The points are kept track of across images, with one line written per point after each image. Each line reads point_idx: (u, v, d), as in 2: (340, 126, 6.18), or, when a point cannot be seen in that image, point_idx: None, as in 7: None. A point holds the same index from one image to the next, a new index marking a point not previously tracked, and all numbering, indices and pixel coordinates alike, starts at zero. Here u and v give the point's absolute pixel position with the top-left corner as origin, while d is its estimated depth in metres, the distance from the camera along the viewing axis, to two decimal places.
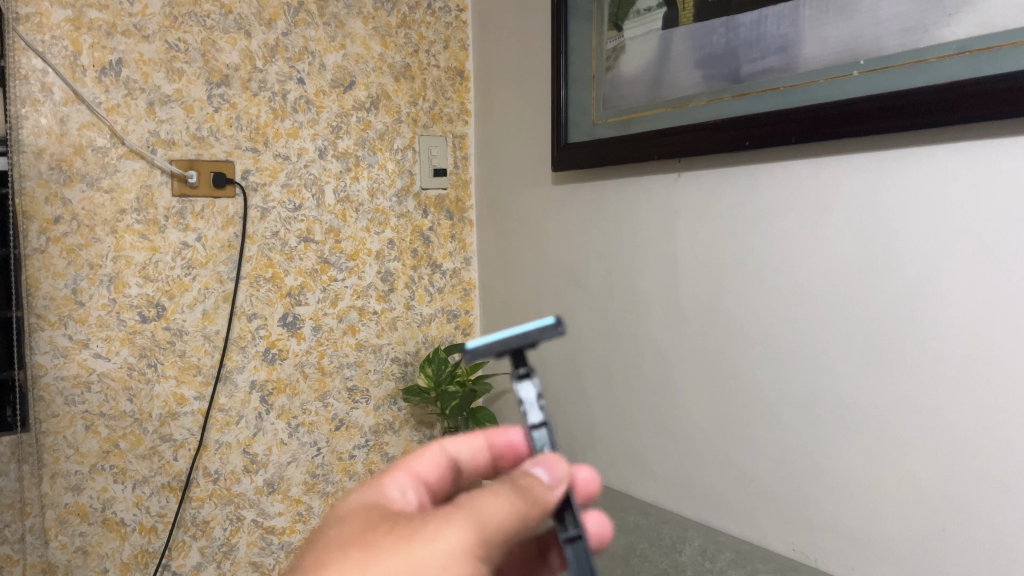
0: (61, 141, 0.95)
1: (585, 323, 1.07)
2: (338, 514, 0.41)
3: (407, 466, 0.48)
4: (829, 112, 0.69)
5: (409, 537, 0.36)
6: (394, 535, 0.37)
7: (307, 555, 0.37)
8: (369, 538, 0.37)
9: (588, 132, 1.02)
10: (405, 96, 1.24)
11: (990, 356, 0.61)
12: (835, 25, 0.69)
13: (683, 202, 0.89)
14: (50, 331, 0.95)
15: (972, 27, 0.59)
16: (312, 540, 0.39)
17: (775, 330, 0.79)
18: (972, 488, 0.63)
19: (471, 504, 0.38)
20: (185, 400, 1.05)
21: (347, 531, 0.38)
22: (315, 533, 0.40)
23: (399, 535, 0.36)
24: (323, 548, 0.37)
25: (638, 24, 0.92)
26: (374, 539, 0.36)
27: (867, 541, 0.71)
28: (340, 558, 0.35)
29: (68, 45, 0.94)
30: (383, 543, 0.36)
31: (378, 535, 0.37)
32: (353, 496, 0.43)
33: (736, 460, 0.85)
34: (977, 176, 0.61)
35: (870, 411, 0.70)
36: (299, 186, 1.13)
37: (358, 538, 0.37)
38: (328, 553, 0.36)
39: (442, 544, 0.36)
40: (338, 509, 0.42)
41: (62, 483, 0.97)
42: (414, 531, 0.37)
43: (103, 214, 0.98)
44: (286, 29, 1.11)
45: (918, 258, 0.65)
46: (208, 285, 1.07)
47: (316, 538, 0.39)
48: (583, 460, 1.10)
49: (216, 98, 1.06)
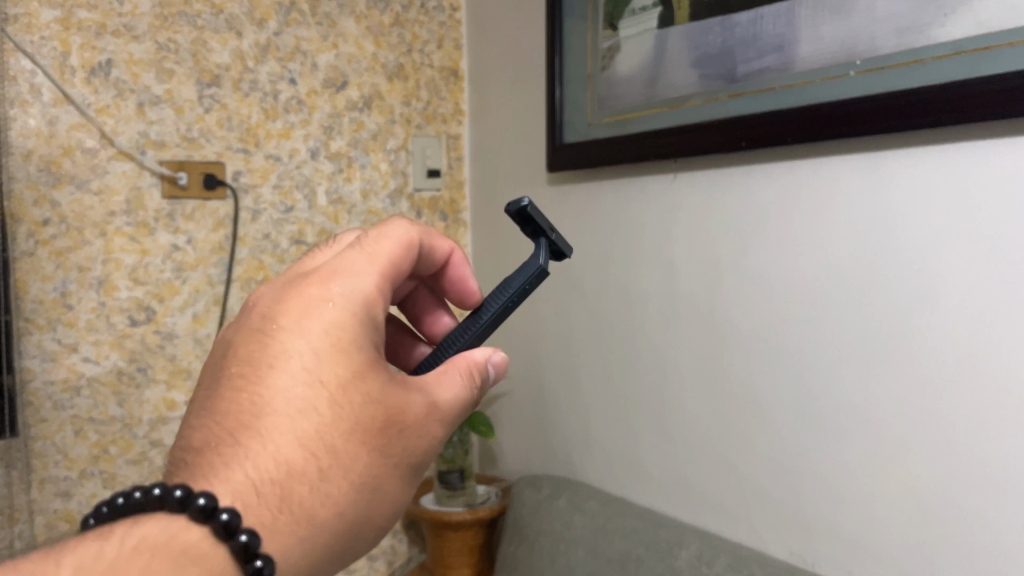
0: (50, 143, 0.94)
1: (580, 325, 1.06)
2: (315, 374, 0.44)
3: (375, 272, 0.49)
4: (824, 112, 0.68)
5: (401, 461, 0.46)
6: (396, 442, 0.46)
7: (306, 459, 0.42)
8: (368, 453, 0.44)
9: (583, 133, 1.01)
10: (398, 96, 1.23)
11: (990, 354, 0.59)
12: (831, 25, 0.68)
13: (679, 202, 0.88)
14: (39, 335, 0.94)
15: (968, 28, 0.58)
16: (302, 422, 0.43)
17: (772, 331, 0.77)
18: (974, 493, 0.61)
19: (441, 419, 0.49)
20: (175, 404, 1.05)
21: (346, 437, 0.44)
22: (296, 400, 0.43)
23: (394, 456, 0.46)
24: (330, 462, 0.43)
25: (633, 23, 0.91)
26: (371, 452, 0.45)
27: (866, 547, 0.70)
28: (351, 487, 0.44)
29: (57, 45, 0.93)
30: (381, 467, 0.45)
31: (370, 448, 0.45)
32: (320, 331, 0.45)
33: (733, 463, 0.83)
34: (976, 173, 0.60)
35: (869, 413, 0.69)
36: (291, 187, 1.12)
37: (358, 456, 0.44)
38: (336, 471, 0.43)
39: (419, 464, 0.48)
40: (314, 357, 0.44)
41: (51, 489, 0.96)
42: (405, 451, 0.46)
43: (92, 216, 0.97)
44: (278, 28, 1.10)
45: (916, 261, 0.64)
46: (198, 288, 1.05)
47: (304, 426, 0.43)
48: (579, 465, 1.08)
49: (207, 99, 1.04)
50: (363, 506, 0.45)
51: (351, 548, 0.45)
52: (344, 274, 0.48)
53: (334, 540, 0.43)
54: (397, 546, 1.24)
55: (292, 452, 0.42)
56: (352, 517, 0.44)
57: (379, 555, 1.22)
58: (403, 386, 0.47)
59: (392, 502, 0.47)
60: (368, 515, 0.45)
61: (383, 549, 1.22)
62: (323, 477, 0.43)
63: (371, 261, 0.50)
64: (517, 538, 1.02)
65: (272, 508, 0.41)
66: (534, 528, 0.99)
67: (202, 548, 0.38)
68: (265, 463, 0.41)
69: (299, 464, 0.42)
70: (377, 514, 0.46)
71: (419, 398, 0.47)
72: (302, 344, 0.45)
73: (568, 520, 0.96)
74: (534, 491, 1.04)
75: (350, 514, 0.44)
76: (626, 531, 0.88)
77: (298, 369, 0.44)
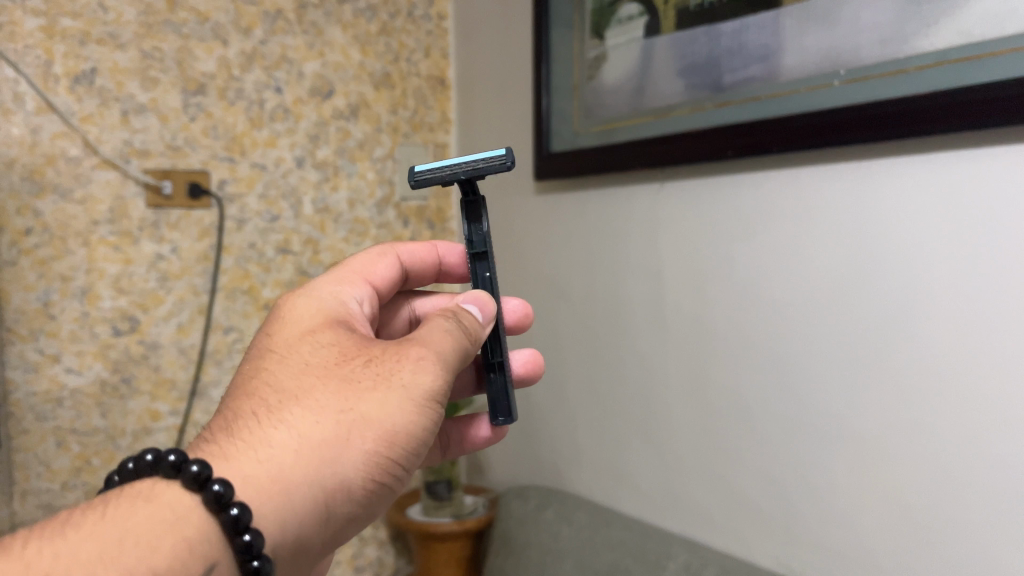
0: (33, 152, 0.93)
1: (568, 335, 1.05)
2: (270, 351, 0.51)
3: (328, 289, 0.58)
4: (812, 120, 0.68)
5: (376, 385, 0.47)
6: (361, 374, 0.48)
7: (259, 404, 0.47)
8: (326, 383, 0.47)
9: (570, 141, 1.00)
10: (385, 105, 1.22)
11: (968, 382, 0.60)
12: (815, 35, 0.68)
13: (666, 213, 0.87)
14: (21, 345, 0.93)
15: (950, 37, 0.58)
16: (256, 383, 0.49)
17: (757, 338, 0.77)
18: (959, 502, 0.61)
19: (421, 348, 0.49)
20: (159, 415, 1.04)
21: (295, 379, 0.48)
22: (253, 373, 0.50)
23: (364, 383, 0.47)
24: (282, 397, 0.47)
25: (620, 32, 0.90)
26: (331, 383, 0.47)
27: (852, 557, 0.69)
28: (310, 410, 0.46)
29: (41, 53, 0.92)
30: (350, 392, 0.47)
31: (330, 382, 0.47)
32: (281, 328, 0.53)
33: (721, 473, 0.83)
34: (959, 185, 0.60)
35: (855, 422, 0.68)
36: (277, 197, 1.12)
37: (314, 387, 0.47)
38: (291, 403, 0.46)
39: (411, 390, 0.48)
40: (275, 341, 0.52)
41: (33, 501, 0.95)
42: (377, 376, 0.48)
43: (75, 225, 0.96)
44: (264, 37, 1.09)
45: (900, 269, 0.64)
46: (182, 298, 1.04)
47: (259, 383, 0.48)
48: (567, 475, 1.08)
49: (192, 107, 1.03)
50: (339, 428, 0.45)
51: (349, 477, 0.45)
52: (304, 293, 0.58)
53: (309, 460, 0.44)
54: (383, 559, 1.23)
55: (246, 403, 0.47)
56: (327, 439, 0.45)
57: (366, 566, 1.21)
58: (368, 345, 0.51)
59: (385, 427, 0.46)
60: (352, 440, 0.45)
61: (370, 561, 1.21)
62: (279, 408, 0.46)
63: (334, 283, 0.60)
64: (504, 551, 1.01)
65: (227, 442, 0.45)
66: (521, 540, 0.98)
67: (158, 490, 0.43)
68: (226, 420, 0.47)
69: (249, 408, 0.47)
70: (367, 439, 0.46)
71: (384, 345, 0.50)
72: (266, 339, 0.53)
73: (555, 532, 0.95)
74: (521, 502, 1.04)
75: (320, 433, 0.45)
76: (614, 543, 0.87)
77: (260, 357, 0.51)
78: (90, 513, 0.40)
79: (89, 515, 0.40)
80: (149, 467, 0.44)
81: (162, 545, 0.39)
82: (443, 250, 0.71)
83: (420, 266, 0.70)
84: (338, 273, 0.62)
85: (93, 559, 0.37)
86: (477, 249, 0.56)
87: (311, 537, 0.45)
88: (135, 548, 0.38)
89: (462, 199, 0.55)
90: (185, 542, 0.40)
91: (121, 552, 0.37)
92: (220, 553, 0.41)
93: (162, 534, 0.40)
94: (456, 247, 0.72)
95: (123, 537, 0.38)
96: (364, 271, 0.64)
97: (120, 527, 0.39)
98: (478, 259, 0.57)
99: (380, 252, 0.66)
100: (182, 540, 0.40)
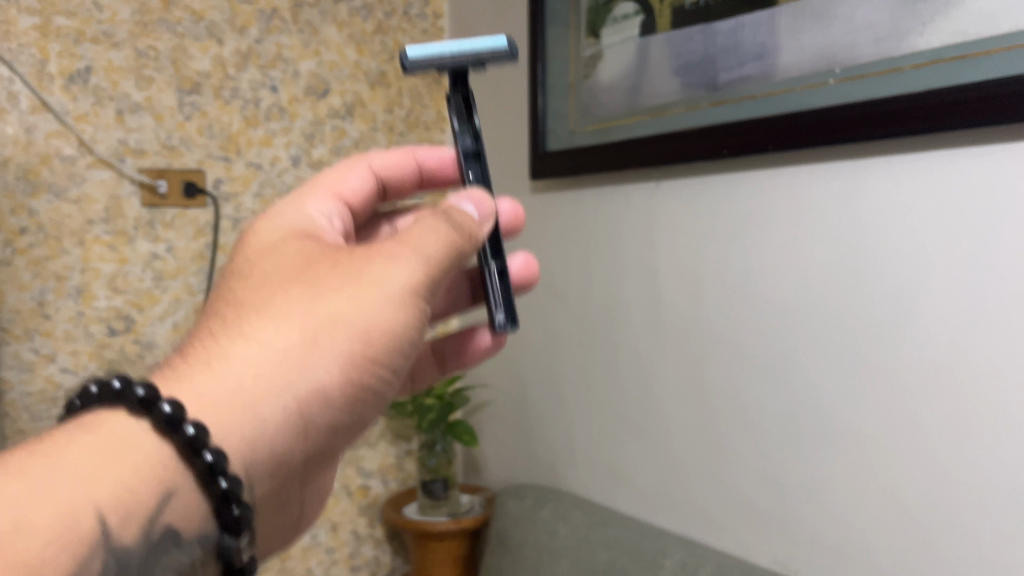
0: (28, 151, 0.93)
1: (565, 334, 1.05)
2: (233, 273, 0.49)
3: (297, 210, 0.56)
4: (808, 118, 0.68)
5: (340, 287, 0.45)
6: (326, 278, 0.45)
7: (219, 321, 0.44)
8: (287, 289, 0.45)
9: (566, 140, 1.00)
10: (381, 104, 1.22)
11: (962, 379, 0.60)
12: (810, 34, 0.68)
13: (663, 212, 0.87)
14: (16, 345, 0.93)
15: (945, 36, 0.59)
16: (218, 304, 0.46)
17: (753, 337, 0.77)
18: (955, 500, 0.61)
19: (392, 246, 0.47)
20: None
21: (255, 291, 0.45)
22: (216, 296, 0.47)
23: (328, 286, 0.45)
24: (243, 311, 0.44)
25: (616, 31, 0.90)
26: (295, 288, 0.45)
27: (849, 555, 0.69)
28: (271, 317, 0.43)
29: (35, 52, 0.92)
30: (314, 296, 0.44)
31: (291, 288, 0.45)
32: (244, 249, 0.51)
33: (717, 471, 0.83)
34: (954, 184, 0.60)
35: (851, 418, 0.69)
36: (273, 196, 1.12)
37: (275, 295, 0.45)
38: (252, 314, 0.44)
39: (385, 286, 0.46)
40: (237, 262, 0.50)
41: None
42: (342, 279, 0.46)
43: (70, 224, 0.96)
44: (259, 36, 1.09)
45: (897, 267, 0.64)
46: (178, 297, 1.04)
47: (219, 302, 0.46)
48: (563, 474, 1.08)
49: (187, 106, 1.03)
50: (308, 331, 0.43)
51: (321, 382, 0.43)
52: (270, 216, 0.55)
53: (273, 368, 0.42)
54: (380, 558, 1.23)
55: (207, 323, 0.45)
56: (295, 340, 0.43)
57: (362, 566, 1.21)
58: (332, 252, 0.48)
59: (355, 328, 0.44)
60: (320, 343, 0.43)
61: (366, 560, 1.22)
62: (240, 320, 0.43)
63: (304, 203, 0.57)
64: (500, 550, 1.01)
65: (187, 362, 0.43)
66: (517, 539, 0.98)
67: (100, 419, 0.39)
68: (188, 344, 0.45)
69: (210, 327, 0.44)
70: (336, 339, 0.44)
71: (350, 251, 0.48)
72: (229, 263, 0.51)
73: (552, 531, 0.95)
74: (518, 501, 1.04)
75: (284, 340, 0.43)
76: (610, 542, 0.87)
77: (223, 281, 0.49)
78: (19, 449, 0.36)
79: (17, 452, 0.36)
80: (83, 403, 0.40)
81: (105, 477, 0.36)
82: (419, 155, 0.69)
83: (397, 176, 0.67)
84: (306, 190, 0.60)
85: (23, 495, 0.33)
86: (468, 145, 0.52)
87: (287, 452, 0.43)
88: (74, 480, 0.35)
89: (450, 88, 0.51)
90: (135, 471, 0.37)
91: (56, 489, 0.34)
92: (179, 479, 0.38)
93: (104, 464, 0.36)
94: (432, 152, 0.70)
95: (58, 471, 0.35)
96: (333, 185, 0.61)
97: (53, 462, 0.35)
98: (471, 157, 0.52)
99: (349, 164, 0.64)
100: (130, 470, 0.37)
